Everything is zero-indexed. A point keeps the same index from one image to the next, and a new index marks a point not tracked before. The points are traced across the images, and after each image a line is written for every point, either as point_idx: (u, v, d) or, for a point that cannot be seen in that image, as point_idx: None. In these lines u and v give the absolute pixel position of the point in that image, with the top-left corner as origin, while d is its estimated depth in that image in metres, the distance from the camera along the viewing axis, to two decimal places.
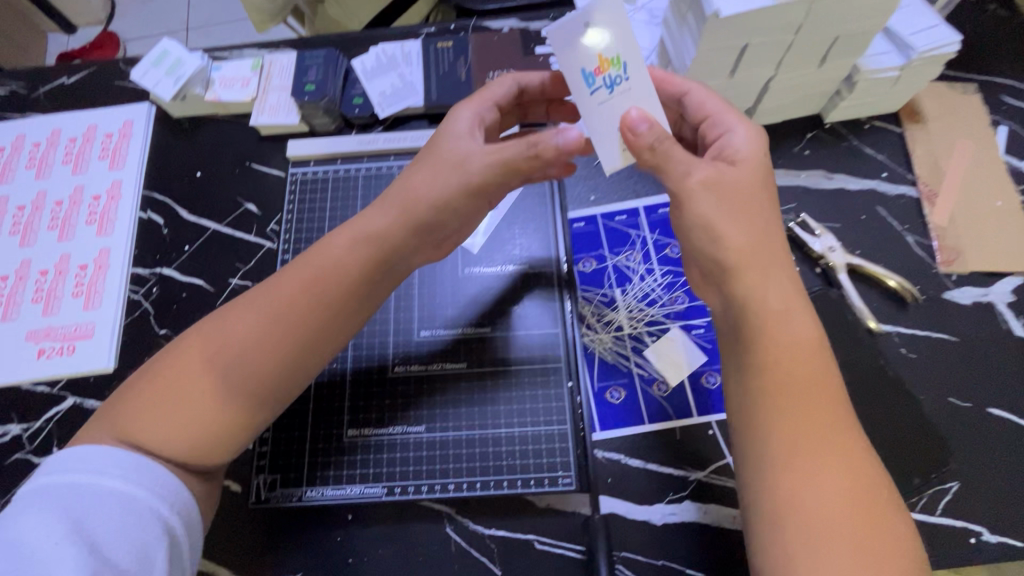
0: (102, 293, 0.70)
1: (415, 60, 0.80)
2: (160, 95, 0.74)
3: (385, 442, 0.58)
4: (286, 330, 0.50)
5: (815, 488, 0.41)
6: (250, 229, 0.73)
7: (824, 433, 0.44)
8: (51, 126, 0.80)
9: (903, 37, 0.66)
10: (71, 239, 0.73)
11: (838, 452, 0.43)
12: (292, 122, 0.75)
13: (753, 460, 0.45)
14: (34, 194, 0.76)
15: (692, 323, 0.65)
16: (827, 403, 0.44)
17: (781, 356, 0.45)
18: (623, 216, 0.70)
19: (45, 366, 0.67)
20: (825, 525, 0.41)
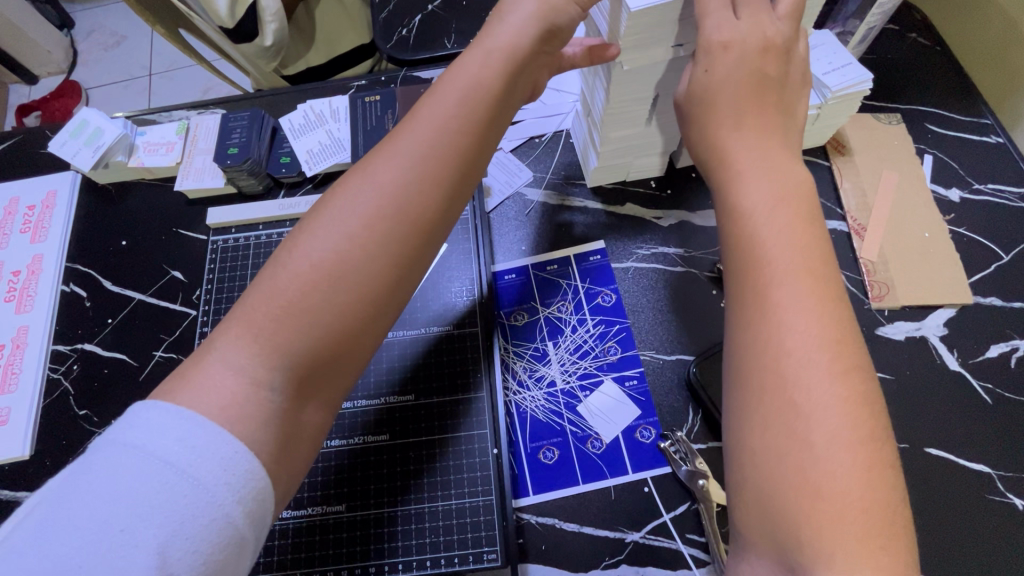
0: (20, 375, 0.67)
1: (343, 115, 0.79)
2: (80, 166, 0.73)
3: (304, 524, 0.55)
4: (343, 230, 0.45)
5: (794, 334, 0.39)
6: (174, 298, 0.71)
7: (811, 304, 0.39)
8: None
9: (817, 77, 0.66)
10: None
11: (837, 346, 0.38)
12: (216, 185, 0.74)
13: (739, 379, 0.40)
14: None
15: (625, 375, 0.64)
16: (811, 254, 0.41)
17: (772, 253, 0.42)
18: (553, 266, 0.70)
19: None
20: (817, 438, 0.36)
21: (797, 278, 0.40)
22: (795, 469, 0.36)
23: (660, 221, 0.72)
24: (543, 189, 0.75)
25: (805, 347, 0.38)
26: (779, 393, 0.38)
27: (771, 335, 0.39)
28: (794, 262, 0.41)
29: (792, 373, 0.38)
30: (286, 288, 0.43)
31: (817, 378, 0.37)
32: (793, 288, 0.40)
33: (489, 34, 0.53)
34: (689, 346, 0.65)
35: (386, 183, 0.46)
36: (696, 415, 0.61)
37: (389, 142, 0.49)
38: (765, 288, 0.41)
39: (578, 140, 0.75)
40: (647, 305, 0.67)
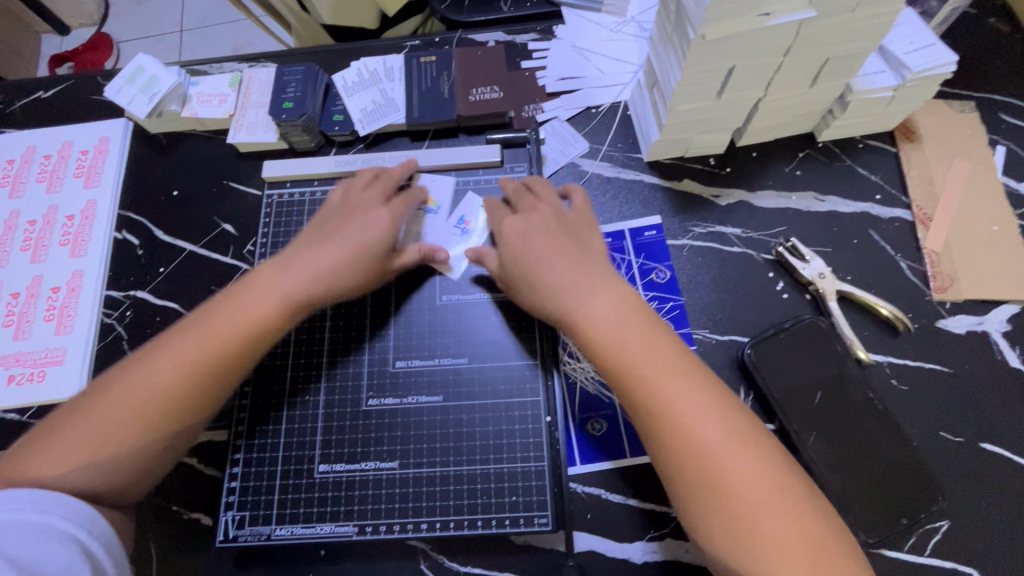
0: (75, 317, 0.68)
1: (398, 75, 0.77)
2: (136, 113, 0.73)
3: (356, 479, 0.55)
4: (190, 369, 0.50)
5: (710, 433, 0.46)
6: (226, 251, 0.71)
7: (711, 405, 0.47)
8: (27, 142, 0.78)
9: (898, 57, 0.63)
10: (44, 260, 0.71)
11: (720, 402, 0.47)
12: (269, 140, 0.73)
13: (682, 481, 0.46)
14: (7, 214, 0.74)
15: None
16: (660, 363, 0.48)
17: (631, 341, 0.49)
18: (607, 239, 0.69)
19: (14, 393, 0.65)
20: (737, 477, 0.44)
21: (689, 387, 0.48)
22: (732, 513, 0.44)
23: (717, 200, 0.71)
24: (598, 161, 0.73)
25: (698, 407, 0.47)
26: (699, 454, 0.45)
27: (671, 416, 0.47)
28: (649, 340, 0.50)
29: (699, 436, 0.46)
30: (115, 416, 0.48)
31: (718, 431, 0.46)
32: (664, 359, 0.49)
33: (359, 207, 0.60)
34: (742, 327, 0.65)
35: (227, 325, 0.52)
36: (746, 395, 0.62)
37: (238, 299, 0.53)
38: (649, 374, 0.48)
39: (638, 112, 0.73)
40: (702, 283, 0.67)
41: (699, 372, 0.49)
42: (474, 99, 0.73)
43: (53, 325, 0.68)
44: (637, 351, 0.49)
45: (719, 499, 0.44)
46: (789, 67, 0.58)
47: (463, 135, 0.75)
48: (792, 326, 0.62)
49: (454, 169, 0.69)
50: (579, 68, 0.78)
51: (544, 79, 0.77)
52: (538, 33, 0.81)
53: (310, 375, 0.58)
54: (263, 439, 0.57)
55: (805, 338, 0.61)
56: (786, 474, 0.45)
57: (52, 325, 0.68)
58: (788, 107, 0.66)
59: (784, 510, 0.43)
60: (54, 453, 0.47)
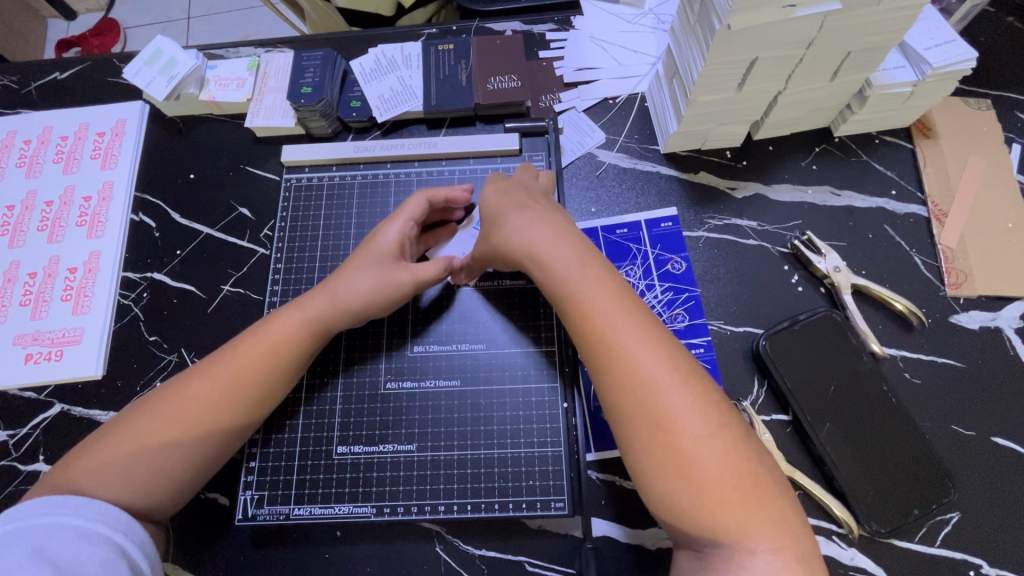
0: (92, 298, 0.69)
1: (415, 62, 0.77)
2: (153, 95, 0.73)
3: (375, 461, 0.56)
4: (215, 406, 0.51)
5: (642, 360, 0.46)
6: (242, 235, 0.71)
7: (647, 336, 0.48)
8: (43, 123, 0.78)
9: (918, 52, 0.63)
10: (60, 241, 0.71)
11: (665, 340, 0.48)
12: (287, 125, 0.73)
13: (619, 409, 0.47)
14: (24, 195, 0.74)
15: (692, 342, 0.64)
16: (609, 298, 0.49)
17: (583, 281, 0.50)
18: (623, 230, 0.69)
19: (32, 371, 0.65)
20: (678, 412, 0.45)
21: (625, 317, 0.48)
22: (668, 449, 0.44)
23: (734, 192, 0.71)
24: (615, 152, 0.74)
25: (644, 343, 0.47)
26: (641, 390, 0.46)
27: (620, 356, 0.47)
28: (598, 282, 0.50)
29: (645, 373, 0.46)
30: (147, 456, 0.49)
31: (662, 369, 0.46)
32: (610, 299, 0.49)
33: (374, 249, 0.56)
34: (757, 320, 0.65)
35: (250, 361, 0.52)
36: (761, 386, 0.62)
37: (255, 339, 0.53)
38: (599, 316, 0.48)
39: (655, 104, 0.73)
40: (718, 275, 0.67)
41: (646, 313, 0.49)
42: (491, 88, 0.73)
43: (70, 305, 0.68)
44: (576, 282, 0.50)
45: (657, 436, 0.45)
46: (811, 60, 0.58)
47: (480, 123, 0.75)
48: (807, 318, 0.62)
49: (473, 155, 0.70)
50: (597, 58, 0.78)
51: (561, 69, 0.77)
52: (556, 24, 0.81)
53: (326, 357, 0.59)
54: (280, 420, 0.57)
55: (820, 331, 0.61)
56: (724, 411, 0.45)
57: (69, 306, 0.68)
58: (807, 100, 0.66)
59: (722, 446, 0.44)
60: (90, 472, 0.48)
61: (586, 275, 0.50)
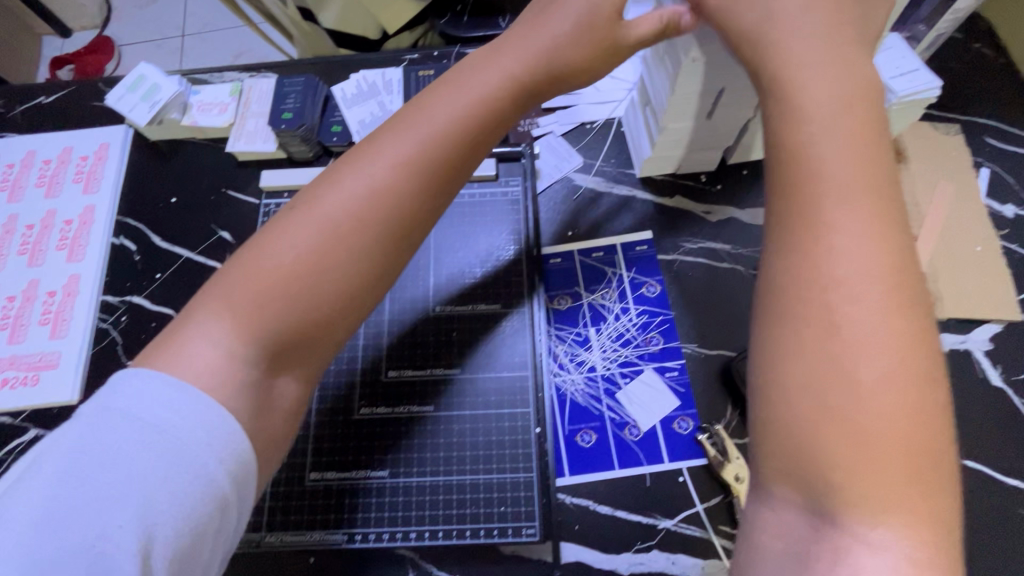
0: (70, 322, 0.69)
1: (396, 87, 0.77)
2: (135, 121, 0.74)
3: (348, 486, 0.56)
4: (353, 224, 0.45)
5: (865, 374, 0.34)
6: (223, 258, 0.72)
7: (884, 354, 0.34)
8: (27, 146, 0.79)
9: (883, 81, 0.64)
10: (41, 264, 0.72)
11: (907, 375, 0.34)
12: (268, 149, 0.73)
13: (803, 355, 0.36)
14: (6, 218, 0.75)
15: (666, 366, 0.64)
16: (879, 259, 0.36)
17: (826, 154, 0.38)
18: (599, 253, 0.70)
19: (7, 395, 0.66)
20: (861, 421, 0.34)
21: (863, 292, 0.35)
22: (842, 402, 0.34)
23: (709, 216, 0.72)
24: (592, 176, 0.75)
25: (878, 331, 0.35)
26: (834, 397, 0.34)
27: (838, 352, 0.35)
28: (866, 208, 0.37)
29: (839, 349, 0.35)
30: (271, 267, 0.44)
31: (867, 328, 0.35)
32: (837, 176, 0.37)
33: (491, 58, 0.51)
34: (730, 342, 0.66)
35: (387, 178, 0.46)
36: (734, 411, 0.62)
37: (388, 141, 0.48)
38: (811, 184, 0.38)
39: (631, 129, 0.74)
40: (693, 298, 0.68)
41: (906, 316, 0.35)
42: None
43: (47, 329, 0.69)
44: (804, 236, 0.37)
45: (828, 362, 0.35)
46: None
47: None
48: None
49: None
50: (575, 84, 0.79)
51: None
52: None
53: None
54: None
55: None
56: (931, 450, 0.34)
57: (46, 330, 0.69)
58: None
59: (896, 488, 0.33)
60: (190, 348, 0.42)
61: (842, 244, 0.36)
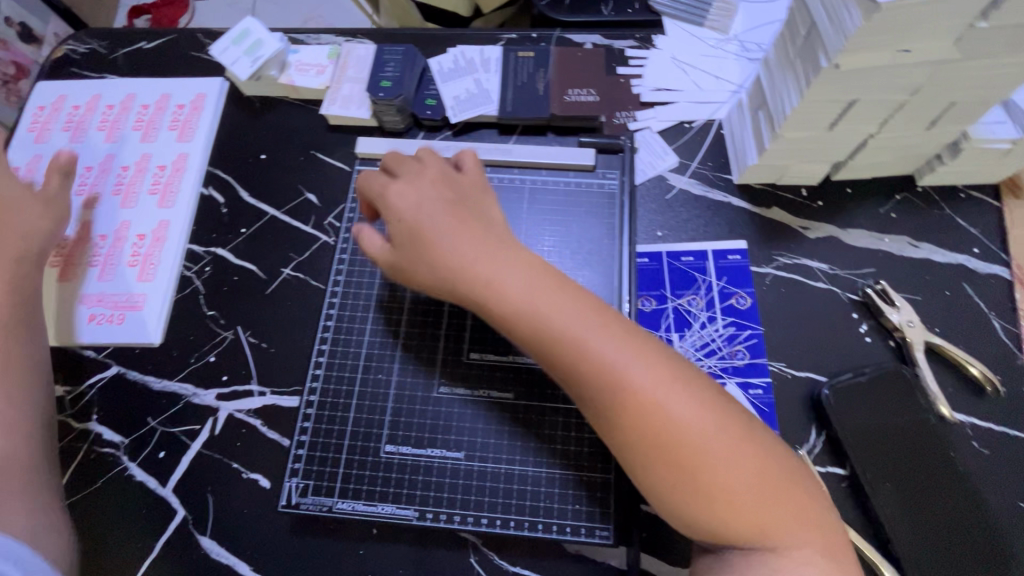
0: (157, 267, 0.69)
1: (494, 67, 0.76)
2: (238, 75, 0.74)
3: (422, 464, 0.55)
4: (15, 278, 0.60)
5: (734, 496, 0.44)
6: (307, 220, 0.72)
7: (746, 486, 0.44)
8: (126, 91, 0.80)
9: None
10: (133, 207, 0.73)
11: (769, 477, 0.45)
12: (362, 116, 0.73)
13: (700, 499, 0.44)
14: (103, 158, 0.76)
15: (749, 383, 0.62)
16: (625, 400, 0.45)
17: (535, 294, 0.48)
18: (689, 258, 0.68)
19: (95, 331, 0.67)
20: (769, 526, 0.44)
21: (712, 444, 0.44)
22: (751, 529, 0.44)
23: (806, 233, 0.69)
24: (687, 177, 0.72)
25: (727, 460, 0.44)
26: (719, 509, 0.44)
27: (710, 482, 0.44)
28: (605, 333, 0.46)
29: (729, 486, 0.43)
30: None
31: (726, 455, 0.44)
32: (613, 337, 0.47)
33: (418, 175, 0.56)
34: (820, 367, 0.63)
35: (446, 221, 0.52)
36: (818, 436, 0.60)
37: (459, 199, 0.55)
38: (598, 371, 0.45)
39: (733, 134, 0.72)
40: (784, 316, 0.65)
41: (726, 409, 0.45)
42: (568, 100, 0.73)
43: (136, 271, 0.69)
44: (598, 372, 0.45)
45: (720, 514, 0.44)
46: (912, 107, 0.56)
47: (552, 134, 0.74)
48: (874, 373, 0.60)
49: (545, 167, 0.67)
50: (676, 80, 0.77)
51: (638, 88, 0.76)
52: (636, 41, 0.80)
53: (356, 357, 0.59)
54: (326, 422, 0.57)
55: (886, 387, 0.59)
56: (809, 501, 0.46)
57: (136, 271, 0.69)
58: (897, 146, 0.64)
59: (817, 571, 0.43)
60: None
61: (604, 374, 0.45)
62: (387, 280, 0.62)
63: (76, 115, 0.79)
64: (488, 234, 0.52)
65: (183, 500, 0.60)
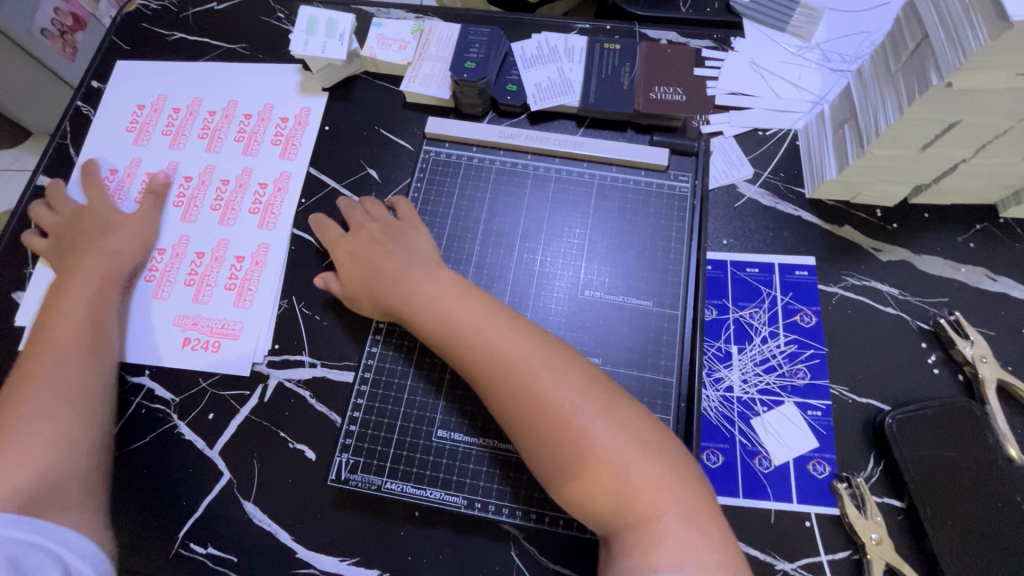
0: (256, 292, 0.67)
1: (577, 56, 0.75)
2: (331, 56, 0.72)
3: (473, 453, 0.55)
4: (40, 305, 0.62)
5: (614, 467, 0.45)
6: (367, 196, 0.71)
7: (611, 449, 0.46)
8: (229, 96, 0.78)
9: None
10: (231, 225, 0.70)
11: (642, 445, 0.46)
12: (442, 96, 0.72)
13: (572, 473, 0.46)
14: (202, 168, 0.73)
15: (809, 403, 0.60)
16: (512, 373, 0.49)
17: (435, 294, 0.55)
18: (754, 269, 0.66)
19: (189, 357, 0.64)
20: (636, 496, 0.44)
21: (581, 411, 0.47)
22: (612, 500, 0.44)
23: (878, 255, 0.67)
24: (757, 187, 0.70)
25: (593, 425, 0.46)
26: (601, 479, 0.45)
27: (582, 451, 0.46)
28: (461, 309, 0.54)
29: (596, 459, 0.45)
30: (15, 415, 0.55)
31: (605, 433, 0.46)
32: (508, 325, 0.52)
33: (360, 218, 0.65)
34: (884, 394, 0.61)
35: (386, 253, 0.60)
36: (876, 465, 0.58)
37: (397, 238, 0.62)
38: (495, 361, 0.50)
39: (812, 146, 0.69)
40: (850, 338, 0.63)
41: (589, 380, 0.49)
42: (654, 97, 0.71)
43: (233, 296, 0.67)
44: (493, 363, 0.50)
45: (595, 486, 0.45)
46: (1016, 134, 0.54)
47: (631, 130, 0.73)
48: (941, 406, 0.58)
49: (615, 163, 0.66)
50: (753, 85, 0.75)
51: (714, 90, 0.74)
52: (714, 42, 0.78)
53: (409, 352, 0.59)
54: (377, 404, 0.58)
55: (953, 422, 0.57)
56: (677, 477, 0.45)
57: (233, 297, 0.67)
58: (988, 174, 0.61)
59: (692, 558, 0.41)
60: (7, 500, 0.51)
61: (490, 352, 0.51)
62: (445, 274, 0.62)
63: (176, 119, 0.77)
64: (406, 265, 0.59)
65: (229, 464, 0.60)
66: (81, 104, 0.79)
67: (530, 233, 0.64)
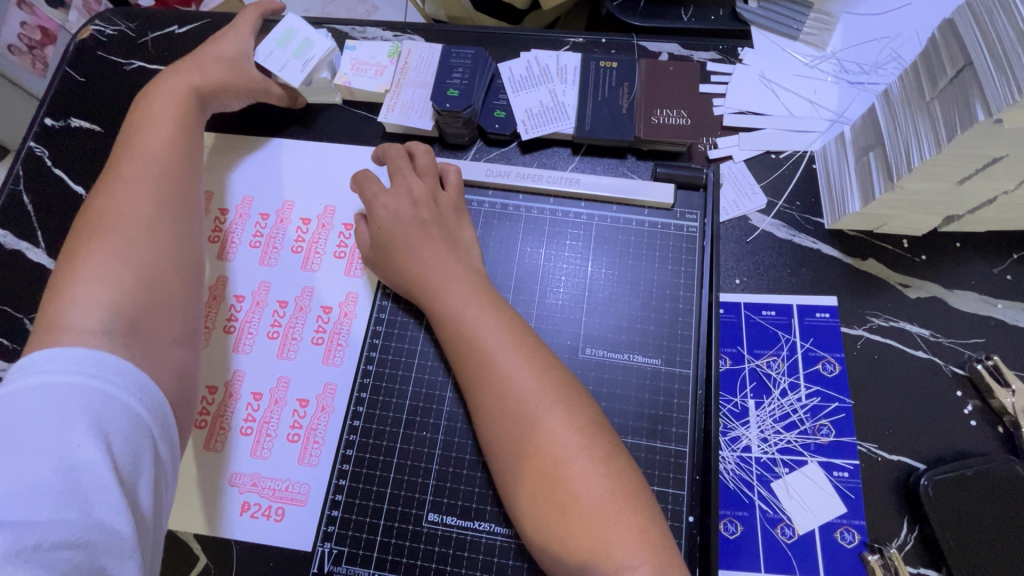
0: (322, 446, 0.56)
1: (571, 77, 0.68)
2: (288, 78, 0.66)
3: (467, 538, 0.50)
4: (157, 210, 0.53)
5: (594, 506, 0.41)
6: None
7: (597, 485, 0.42)
8: (284, 196, 0.66)
9: None
10: (291, 359, 0.59)
11: (626, 485, 0.43)
12: (423, 127, 0.66)
13: (552, 506, 0.42)
14: (256, 285, 0.63)
15: (834, 463, 0.55)
16: (528, 384, 0.46)
17: (452, 292, 0.51)
18: (770, 312, 0.60)
19: (247, 526, 0.54)
20: (611, 544, 0.40)
21: (575, 446, 0.43)
22: (587, 545, 0.41)
23: (906, 290, 0.61)
24: (771, 218, 0.64)
25: (587, 465, 0.43)
26: (581, 529, 0.41)
27: (568, 490, 0.42)
28: (475, 302, 0.50)
29: (584, 512, 0.41)
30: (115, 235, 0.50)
31: (594, 486, 0.42)
32: (517, 353, 0.48)
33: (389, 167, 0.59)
34: (916, 451, 0.55)
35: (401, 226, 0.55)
36: (910, 531, 0.53)
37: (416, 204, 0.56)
38: (499, 371, 0.47)
39: (831, 172, 0.63)
40: (877, 388, 0.57)
41: (579, 406, 0.46)
42: (656, 121, 0.65)
43: (294, 452, 0.56)
44: (499, 378, 0.47)
45: (569, 527, 0.41)
46: None
47: (632, 157, 0.66)
48: (982, 465, 0.52)
49: (616, 202, 0.60)
50: (765, 102, 0.68)
51: (721, 109, 0.67)
52: (719, 54, 0.71)
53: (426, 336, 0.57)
54: (369, 454, 0.54)
55: (994, 483, 0.52)
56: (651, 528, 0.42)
57: (293, 453, 0.56)
58: None
59: None
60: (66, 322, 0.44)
61: (511, 354, 0.47)
62: (427, 342, 0.57)
63: (223, 222, 0.65)
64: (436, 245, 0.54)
65: (204, 547, 0.55)
66: (34, 145, 0.73)
67: (524, 281, 0.58)
